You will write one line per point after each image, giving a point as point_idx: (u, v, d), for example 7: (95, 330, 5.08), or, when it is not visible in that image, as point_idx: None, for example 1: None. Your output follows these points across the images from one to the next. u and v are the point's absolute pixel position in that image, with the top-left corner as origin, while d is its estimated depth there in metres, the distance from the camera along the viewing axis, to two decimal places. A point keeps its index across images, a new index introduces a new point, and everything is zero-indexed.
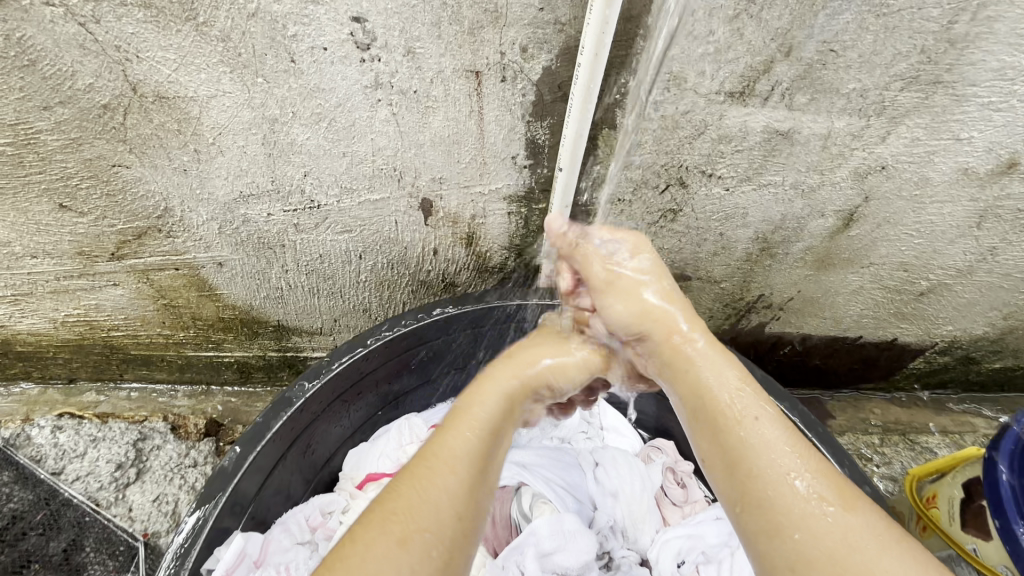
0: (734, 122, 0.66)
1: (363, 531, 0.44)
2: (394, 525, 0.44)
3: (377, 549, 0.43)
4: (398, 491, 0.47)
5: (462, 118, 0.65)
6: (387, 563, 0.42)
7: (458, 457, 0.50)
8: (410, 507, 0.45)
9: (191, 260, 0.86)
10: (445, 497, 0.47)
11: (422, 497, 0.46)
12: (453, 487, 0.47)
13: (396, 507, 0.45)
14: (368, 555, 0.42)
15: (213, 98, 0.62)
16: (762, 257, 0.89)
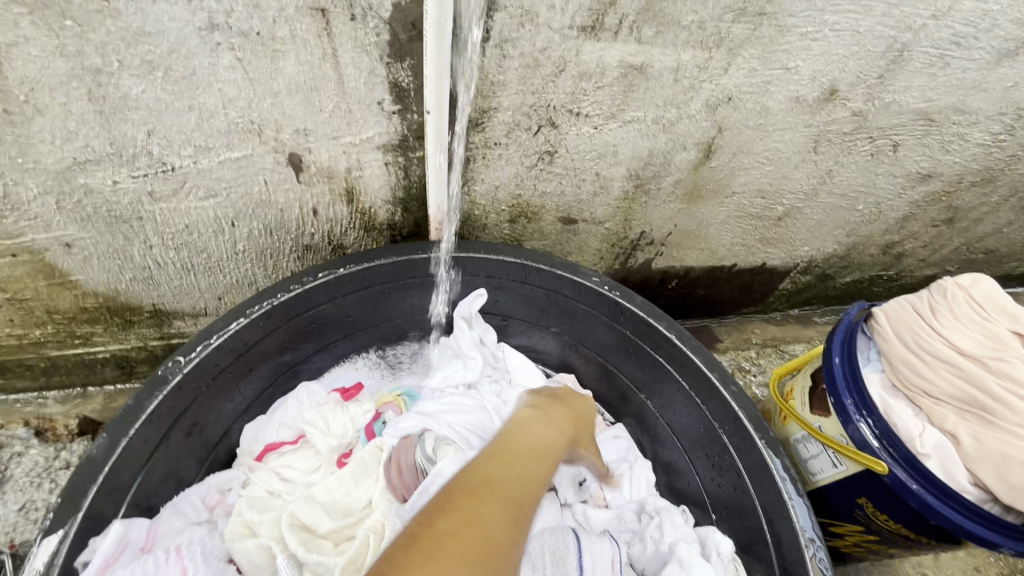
0: (591, 57, 0.69)
1: (488, 498, 0.49)
2: (505, 492, 0.51)
3: (503, 516, 0.48)
4: (510, 477, 0.54)
5: (316, 61, 0.62)
6: (506, 527, 0.48)
7: (534, 472, 0.58)
8: (517, 491, 0.52)
9: (30, 243, 0.76)
10: (527, 485, 0.55)
11: (511, 481, 0.54)
12: (532, 486, 0.56)
13: (496, 483, 0.52)
14: (500, 518, 0.48)
15: (15, 46, 0.54)
16: (639, 194, 0.95)
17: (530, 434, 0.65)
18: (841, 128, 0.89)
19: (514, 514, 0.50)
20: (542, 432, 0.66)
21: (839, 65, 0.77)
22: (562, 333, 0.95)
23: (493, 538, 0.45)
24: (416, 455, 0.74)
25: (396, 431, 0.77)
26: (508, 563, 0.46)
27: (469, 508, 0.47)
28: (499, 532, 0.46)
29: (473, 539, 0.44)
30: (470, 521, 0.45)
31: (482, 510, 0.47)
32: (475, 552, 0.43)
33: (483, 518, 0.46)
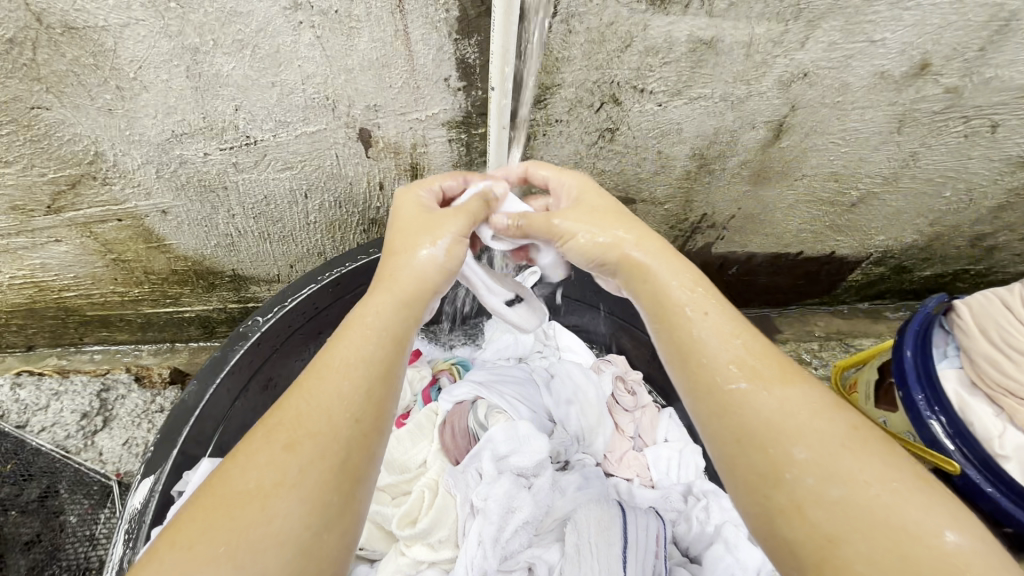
0: (659, 32, 0.67)
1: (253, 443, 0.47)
2: (280, 436, 0.46)
3: (264, 456, 0.45)
4: (286, 407, 0.49)
5: (388, 38, 0.64)
6: (273, 468, 0.45)
7: (347, 368, 0.51)
8: (298, 420, 0.47)
9: (133, 209, 0.85)
10: (326, 404, 0.48)
11: (307, 410, 0.48)
12: (341, 399, 0.49)
13: (280, 426, 0.47)
14: (254, 461, 0.45)
15: (127, 27, 0.60)
16: (701, 174, 0.92)
17: (359, 320, 0.55)
18: (930, 107, 0.82)
19: (289, 447, 0.46)
20: (382, 305, 0.55)
21: (933, 37, 0.71)
22: (616, 314, 0.95)
23: (237, 498, 0.43)
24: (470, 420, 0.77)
25: (451, 397, 0.81)
26: (288, 501, 0.44)
27: (223, 475, 0.46)
28: (263, 476, 0.44)
29: (242, 516, 0.43)
30: (222, 489, 0.44)
31: (241, 465, 0.46)
32: (238, 520, 0.42)
33: (236, 477, 0.45)
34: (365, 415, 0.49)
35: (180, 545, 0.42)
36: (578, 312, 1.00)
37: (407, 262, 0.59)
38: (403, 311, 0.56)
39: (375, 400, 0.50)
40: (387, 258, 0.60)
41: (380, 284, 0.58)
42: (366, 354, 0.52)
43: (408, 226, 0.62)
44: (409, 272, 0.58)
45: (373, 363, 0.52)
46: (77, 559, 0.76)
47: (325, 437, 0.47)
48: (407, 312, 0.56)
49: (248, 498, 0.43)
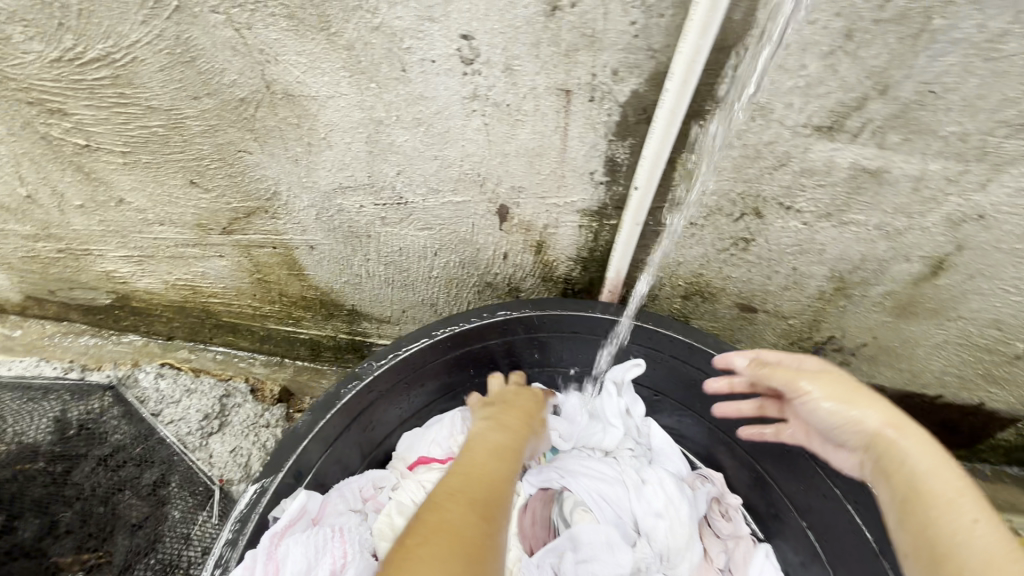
0: (819, 156, 0.66)
1: (451, 502, 0.56)
2: (475, 501, 0.57)
3: (466, 513, 0.55)
4: (455, 487, 0.59)
5: (548, 132, 0.69)
6: (477, 526, 0.54)
7: (494, 477, 0.63)
8: (481, 495, 0.58)
9: (288, 241, 0.95)
10: (494, 495, 0.60)
11: (484, 493, 0.59)
12: (498, 493, 0.61)
13: (474, 497, 0.57)
14: (463, 517, 0.54)
15: (331, 99, 0.69)
16: (836, 297, 0.87)
17: (485, 451, 0.69)
18: None
19: (486, 514, 0.56)
20: (505, 446, 0.72)
21: None
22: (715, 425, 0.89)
23: (458, 534, 0.51)
24: (552, 512, 0.77)
25: (536, 480, 0.79)
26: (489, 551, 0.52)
27: (426, 522, 0.53)
28: (471, 529, 0.53)
29: (462, 548, 0.50)
30: (444, 532, 0.51)
31: (447, 516, 0.54)
32: (467, 555, 0.50)
33: (451, 527, 0.52)
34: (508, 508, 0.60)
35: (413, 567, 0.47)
36: (675, 414, 0.94)
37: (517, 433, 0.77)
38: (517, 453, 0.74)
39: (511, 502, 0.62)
40: (491, 425, 0.77)
41: (495, 434, 0.75)
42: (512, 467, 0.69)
43: (515, 413, 0.82)
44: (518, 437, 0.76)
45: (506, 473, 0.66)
46: (169, 556, 0.81)
47: (500, 515, 0.58)
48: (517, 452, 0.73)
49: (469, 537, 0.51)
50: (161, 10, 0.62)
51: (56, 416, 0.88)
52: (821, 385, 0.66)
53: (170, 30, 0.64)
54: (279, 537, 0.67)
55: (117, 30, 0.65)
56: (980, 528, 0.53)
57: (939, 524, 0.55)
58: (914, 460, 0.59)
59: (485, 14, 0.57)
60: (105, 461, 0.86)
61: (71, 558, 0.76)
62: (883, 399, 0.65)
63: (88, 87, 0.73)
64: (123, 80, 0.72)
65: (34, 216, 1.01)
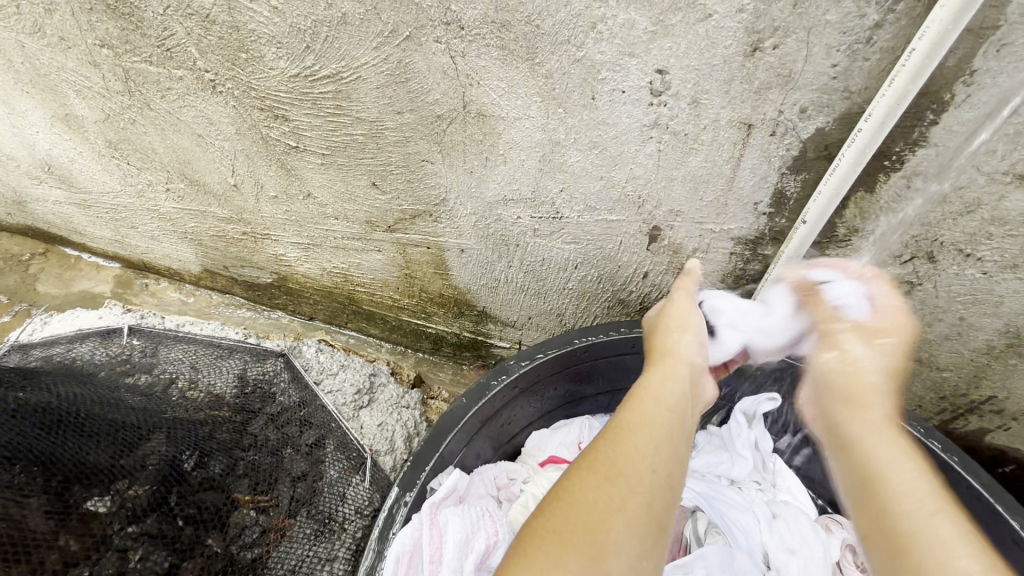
0: (1016, 206, 0.64)
1: (575, 473, 0.53)
2: (602, 467, 0.53)
3: (591, 483, 0.51)
4: (595, 448, 0.56)
5: (720, 162, 0.72)
6: (603, 493, 0.51)
7: (640, 424, 0.58)
8: (612, 457, 0.54)
9: (442, 242, 1.05)
10: (642, 448, 0.55)
11: (620, 452, 0.54)
12: (643, 448, 0.55)
13: (601, 459, 0.53)
14: (585, 487, 0.51)
15: (518, 120, 0.77)
16: (1007, 354, 0.81)
17: (641, 396, 0.61)
18: None
19: (612, 477, 0.52)
20: (658, 381, 0.63)
21: None
22: None
23: (583, 513, 0.49)
24: (686, 527, 0.79)
25: None
26: (621, 526, 0.49)
27: (556, 495, 0.52)
28: (599, 499, 0.50)
29: (584, 527, 0.48)
30: (560, 506, 0.50)
31: (570, 490, 0.52)
32: (583, 530, 0.48)
33: (571, 499, 0.51)
34: (669, 474, 0.55)
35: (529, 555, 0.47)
36: (807, 453, 0.92)
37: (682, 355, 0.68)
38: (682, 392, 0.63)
39: (674, 468, 0.56)
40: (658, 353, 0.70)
41: (668, 365, 0.66)
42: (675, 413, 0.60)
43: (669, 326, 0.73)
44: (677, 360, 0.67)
45: (671, 423, 0.59)
46: (326, 509, 0.91)
47: (638, 477, 0.53)
48: (684, 388, 0.64)
49: (597, 515, 0.49)
50: (393, 39, 0.73)
51: (238, 372, 1.06)
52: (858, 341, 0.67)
53: (396, 55, 0.75)
54: (435, 508, 0.75)
55: (351, 53, 0.78)
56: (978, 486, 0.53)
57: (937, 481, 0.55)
58: (875, 405, 0.61)
59: (685, 52, 0.63)
60: (275, 418, 0.99)
61: (249, 496, 0.85)
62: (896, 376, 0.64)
63: (312, 98, 0.87)
64: (343, 94, 0.84)
65: (234, 202, 1.19)
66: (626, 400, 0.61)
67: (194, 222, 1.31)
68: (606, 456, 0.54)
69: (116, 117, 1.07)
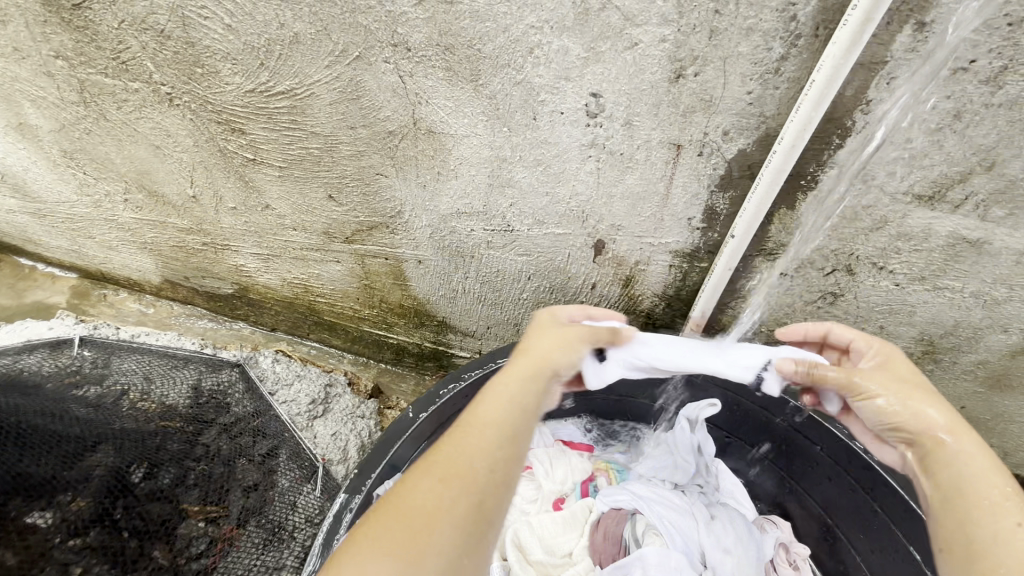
0: (918, 223, 0.69)
1: (415, 474, 0.53)
2: (437, 468, 0.53)
3: (424, 485, 0.52)
4: (440, 446, 0.55)
5: (654, 179, 0.76)
6: (432, 495, 0.51)
7: (488, 422, 0.57)
8: (451, 457, 0.54)
9: (400, 254, 1.07)
10: (478, 447, 0.55)
11: (461, 451, 0.54)
12: (484, 446, 0.55)
13: (435, 461, 0.53)
14: (418, 489, 0.52)
15: (466, 137, 0.81)
16: (924, 360, 0.87)
17: (493, 391, 0.60)
18: None
19: (446, 479, 0.52)
20: (512, 374, 0.62)
21: None
22: (787, 472, 0.92)
23: (406, 514, 0.49)
24: (626, 530, 0.82)
25: (609, 500, 0.86)
26: (443, 522, 0.49)
27: (384, 501, 0.52)
28: (424, 500, 0.50)
29: (402, 525, 0.49)
30: (391, 511, 0.51)
31: (403, 493, 0.52)
32: (406, 534, 0.48)
33: (404, 503, 0.51)
34: (504, 467, 0.55)
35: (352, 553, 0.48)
36: (748, 457, 0.97)
37: (543, 348, 0.66)
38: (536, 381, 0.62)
39: (510, 461, 0.55)
40: (526, 345, 0.68)
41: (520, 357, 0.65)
42: (520, 404, 0.59)
43: (543, 323, 0.72)
44: (540, 355, 0.65)
45: (514, 418, 0.58)
46: (277, 518, 0.92)
47: (474, 477, 0.52)
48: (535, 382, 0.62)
49: (416, 516, 0.49)
50: (344, 58, 0.76)
51: (193, 383, 1.06)
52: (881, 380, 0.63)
53: (347, 74, 0.78)
54: None
55: (304, 71, 0.80)
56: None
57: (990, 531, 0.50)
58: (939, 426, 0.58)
59: (616, 77, 0.67)
60: (229, 429, 1.00)
61: (198, 507, 0.84)
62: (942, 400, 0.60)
63: (268, 113, 0.89)
64: (298, 109, 0.87)
65: (193, 213, 1.19)
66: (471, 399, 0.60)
67: (153, 232, 1.30)
68: (442, 456, 0.54)
69: (72, 127, 1.07)
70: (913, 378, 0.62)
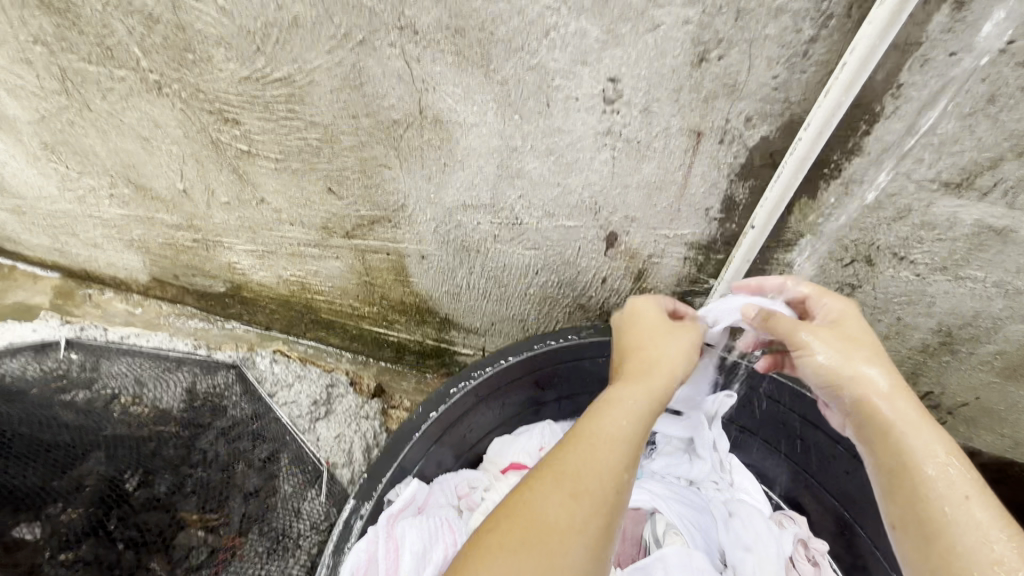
0: (943, 211, 0.68)
1: (540, 484, 0.53)
2: (567, 482, 0.52)
3: (554, 498, 0.51)
4: (565, 457, 0.54)
5: (672, 169, 0.74)
6: (564, 510, 0.50)
7: (615, 437, 0.56)
8: (579, 471, 0.53)
9: (402, 249, 1.03)
10: (610, 463, 0.54)
11: (590, 465, 0.53)
12: (615, 463, 0.54)
13: (567, 473, 0.52)
14: (547, 501, 0.51)
15: (475, 126, 0.77)
16: (940, 351, 0.86)
17: (617, 399, 0.59)
18: None
19: (577, 493, 0.51)
20: (635, 386, 0.61)
21: None
22: (801, 467, 0.90)
23: (543, 527, 0.49)
24: (642, 530, 0.80)
25: None
26: (576, 541, 0.49)
27: (517, 507, 0.51)
28: (558, 514, 0.50)
29: (540, 541, 0.48)
30: (521, 521, 0.50)
31: (530, 502, 0.51)
32: (540, 552, 0.47)
33: (534, 514, 0.50)
34: (626, 483, 0.54)
35: (490, 561, 0.47)
36: (760, 451, 0.96)
37: (666, 357, 0.65)
38: (659, 395, 0.61)
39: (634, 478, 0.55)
40: (643, 348, 0.67)
41: (643, 368, 0.63)
42: (643, 421, 0.58)
43: (652, 325, 0.70)
44: (664, 366, 0.64)
45: (640, 434, 0.57)
46: (280, 526, 0.87)
47: (605, 494, 0.52)
48: (656, 398, 0.61)
49: (551, 531, 0.48)
50: (346, 42, 0.72)
51: (187, 386, 1.01)
52: (824, 336, 0.63)
53: (349, 59, 0.75)
54: (393, 518, 0.75)
55: (303, 56, 0.76)
56: (974, 505, 0.50)
57: (933, 500, 0.52)
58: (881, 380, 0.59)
59: (635, 61, 0.64)
60: (226, 432, 0.96)
61: (197, 516, 0.82)
62: (886, 360, 0.61)
63: (264, 102, 0.85)
64: (296, 98, 0.83)
65: (184, 208, 1.14)
66: (595, 408, 0.59)
67: (141, 229, 1.25)
68: (570, 467, 0.53)
69: (53, 119, 1.02)
70: (862, 337, 0.62)
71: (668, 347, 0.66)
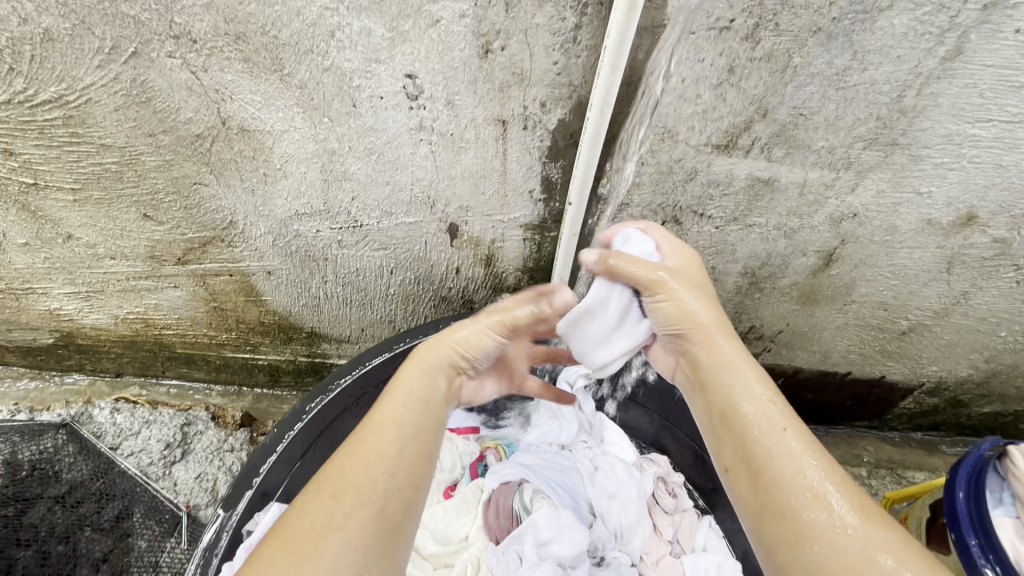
0: (721, 169, 0.77)
1: (310, 491, 0.53)
2: (330, 483, 0.52)
3: (314, 504, 0.51)
4: (334, 459, 0.55)
5: (489, 157, 0.77)
6: (325, 513, 0.50)
7: (387, 423, 0.57)
8: (342, 470, 0.53)
9: (244, 268, 0.98)
10: (382, 453, 0.54)
11: (353, 462, 0.53)
12: (377, 451, 0.54)
13: (330, 473, 0.53)
14: (308, 508, 0.51)
15: (286, 132, 0.75)
16: (752, 290, 0.99)
17: (394, 387, 0.61)
18: (979, 253, 0.87)
19: (339, 493, 0.51)
20: (413, 370, 0.62)
21: (978, 194, 0.78)
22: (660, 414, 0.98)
23: (297, 537, 0.49)
24: (514, 501, 0.86)
25: (497, 475, 0.89)
26: (333, 540, 0.48)
27: (285, 520, 0.51)
28: (317, 520, 0.50)
29: (293, 551, 0.48)
30: (280, 534, 0.50)
31: (296, 513, 0.51)
32: (290, 560, 0.47)
33: (293, 524, 0.50)
34: (403, 469, 0.54)
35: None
36: (625, 406, 1.04)
37: (448, 335, 0.67)
38: (435, 375, 0.63)
39: (415, 459, 0.55)
40: (439, 331, 0.69)
41: (425, 352, 0.65)
42: (415, 407, 0.59)
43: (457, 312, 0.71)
44: (446, 345, 0.65)
45: (417, 414, 0.58)
46: None
47: (366, 486, 0.52)
48: (431, 379, 0.62)
49: (303, 539, 0.48)
50: (118, 55, 0.66)
51: (6, 457, 0.91)
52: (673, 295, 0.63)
53: (126, 73, 0.68)
54: (254, 548, 0.75)
55: (71, 73, 0.68)
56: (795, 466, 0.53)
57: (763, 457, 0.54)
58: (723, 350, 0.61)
59: (427, 57, 0.65)
60: (62, 500, 0.90)
61: None
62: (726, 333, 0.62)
63: (38, 128, 0.75)
64: (76, 120, 0.74)
65: None
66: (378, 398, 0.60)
67: None
68: (340, 467, 0.54)
69: None
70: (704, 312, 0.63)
71: (458, 332, 0.66)
